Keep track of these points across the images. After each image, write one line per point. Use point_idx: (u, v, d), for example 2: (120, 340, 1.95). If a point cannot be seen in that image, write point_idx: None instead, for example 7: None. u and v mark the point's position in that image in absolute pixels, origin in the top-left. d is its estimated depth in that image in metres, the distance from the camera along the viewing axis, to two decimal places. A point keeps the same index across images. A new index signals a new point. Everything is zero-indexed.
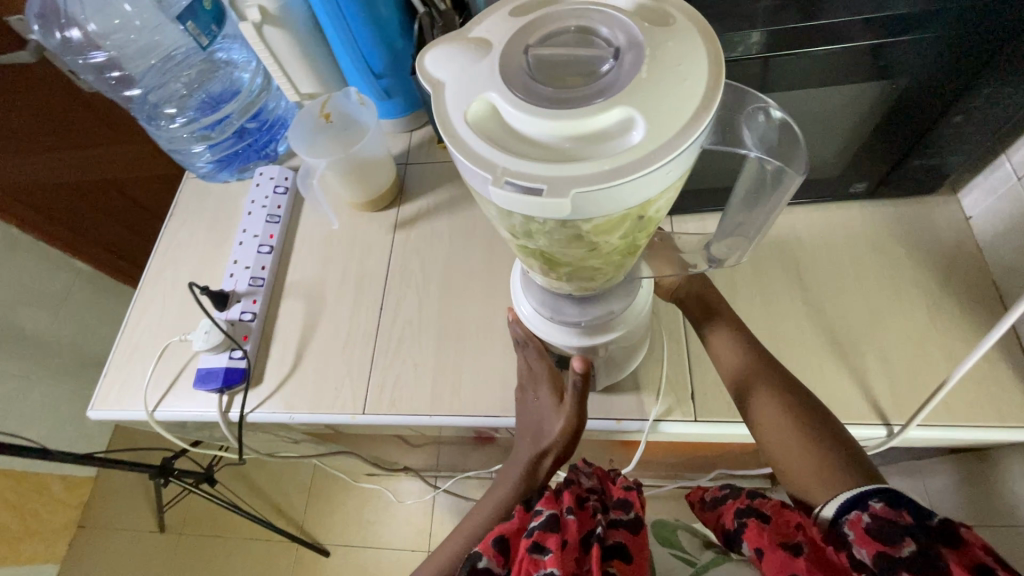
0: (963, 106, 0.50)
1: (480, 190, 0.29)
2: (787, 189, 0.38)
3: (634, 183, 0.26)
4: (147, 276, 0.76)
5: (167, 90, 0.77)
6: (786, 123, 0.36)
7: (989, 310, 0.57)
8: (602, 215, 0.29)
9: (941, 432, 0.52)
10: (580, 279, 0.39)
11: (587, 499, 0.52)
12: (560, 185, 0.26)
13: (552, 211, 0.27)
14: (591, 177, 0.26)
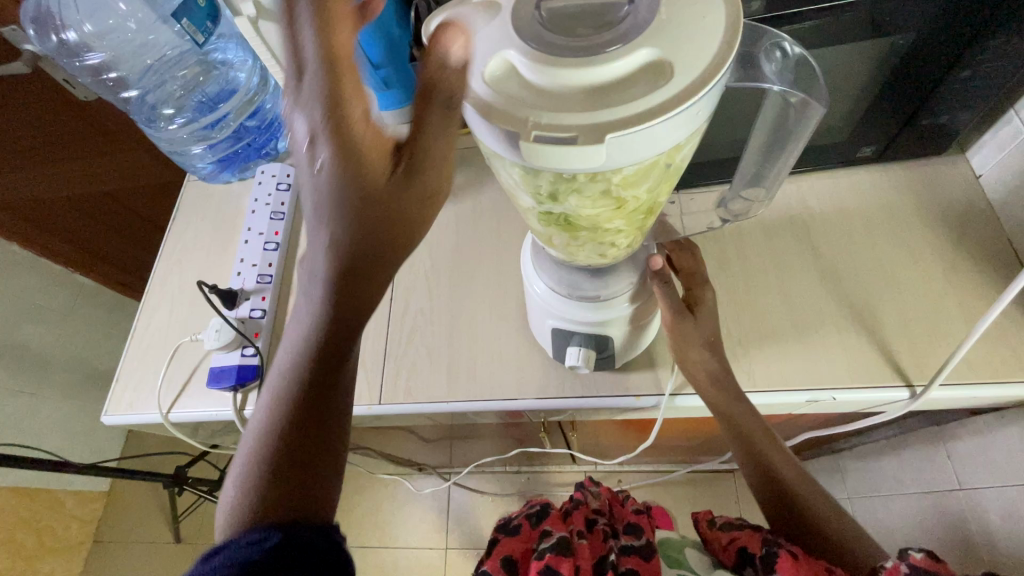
0: (970, 60, 0.50)
1: (505, 148, 0.28)
2: (807, 122, 0.39)
3: (668, 123, 0.25)
4: (154, 279, 0.76)
5: (166, 91, 0.77)
6: (802, 57, 0.38)
7: (1005, 267, 0.57)
8: (631, 163, 0.28)
9: (963, 391, 0.52)
10: (602, 246, 0.37)
11: (597, 521, 0.61)
12: (593, 131, 0.25)
13: (586, 162, 0.26)
14: (624, 121, 0.25)
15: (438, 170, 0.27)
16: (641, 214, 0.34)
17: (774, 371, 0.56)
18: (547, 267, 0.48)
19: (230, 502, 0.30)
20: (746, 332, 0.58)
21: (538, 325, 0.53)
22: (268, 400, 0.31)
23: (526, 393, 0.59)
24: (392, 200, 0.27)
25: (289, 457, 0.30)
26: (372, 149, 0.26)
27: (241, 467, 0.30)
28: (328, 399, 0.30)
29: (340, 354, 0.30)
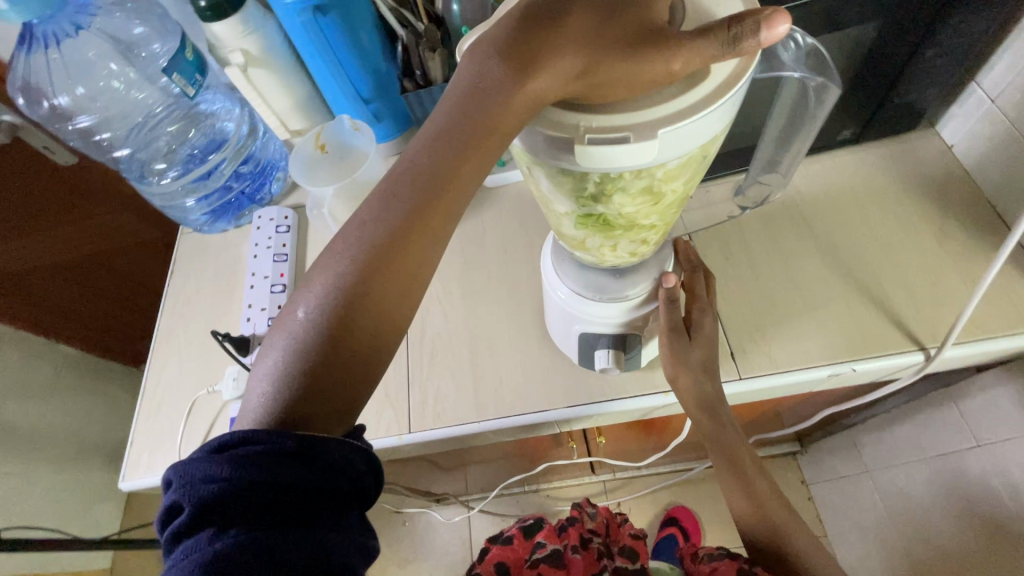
0: (934, 40, 0.54)
1: (551, 154, 0.29)
2: (827, 98, 0.42)
3: (710, 117, 0.27)
4: (158, 335, 0.74)
5: (155, 145, 0.76)
6: (815, 48, 0.40)
7: (991, 227, 0.60)
8: (675, 160, 0.29)
9: (973, 347, 0.55)
10: (634, 244, 0.38)
11: (592, 541, 0.80)
12: (643, 131, 0.26)
13: (637, 161, 0.27)
14: (672, 118, 0.26)
15: (553, 76, 0.25)
16: (674, 208, 0.35)
17: (795, 350, 0.57)
18: (570, 272, 0.49)
19: (259, 391, 0.31)
20: (761, 316, 0.60)
21: (562, 332, 0.54)
22: (312, 288, 0.30)
23: (556, 403, 0.59)
24: (488, 108, 0.26)
25: (316, 367, 0.29)
26: (490, 61, 0.26)
27: (282, 347, 0.30)
28: (364, 325, 0.29)
29: (376, 275, 0.29)
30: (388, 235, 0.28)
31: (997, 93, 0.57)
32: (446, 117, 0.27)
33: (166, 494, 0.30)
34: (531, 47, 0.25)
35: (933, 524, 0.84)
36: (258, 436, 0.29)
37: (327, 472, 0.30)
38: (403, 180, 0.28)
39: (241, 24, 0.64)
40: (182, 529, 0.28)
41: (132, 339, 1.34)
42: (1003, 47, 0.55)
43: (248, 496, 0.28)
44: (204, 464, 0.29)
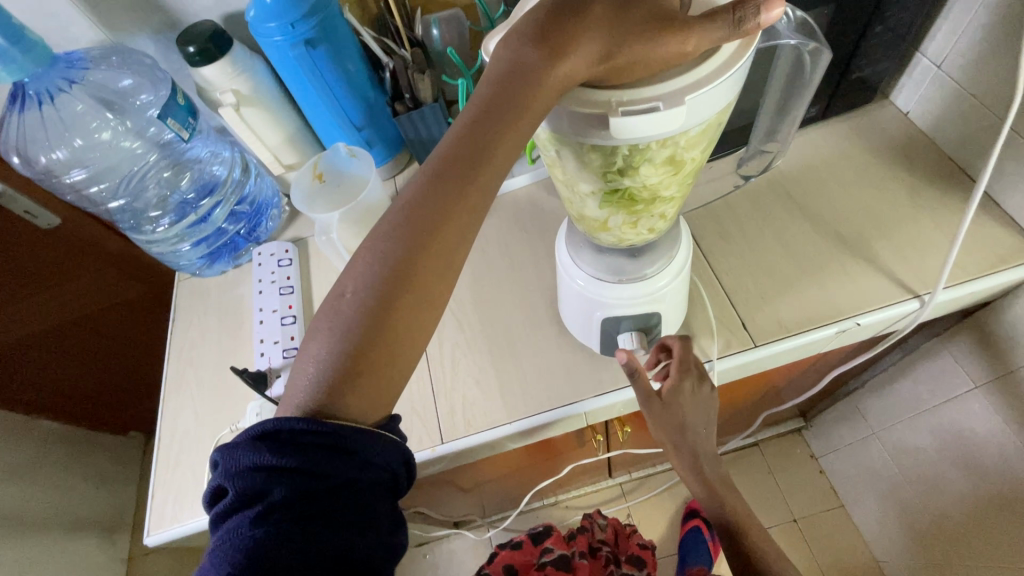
0: (882, 17, 0.59)
1: (579, 134, 0.30)
2: (818, 62, 0.44)
3: (731, 79, 0.28)
4: (167, 383, 0.72)
5: (146, 195, 0.74)
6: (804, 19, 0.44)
7: (955, 181, 0.65)
8: (699, 125, 0.30)
9: (960, 289, 0.59)
10: (651, 218, 0.39)
11: (600, 549, 0.82)
12: (672, 96, 0.27)
13: (668, 126, 0.28)
14: (698, 81, 0.28)
15: (585, 55, 0.27)
16: (689, 177, 0.37)
17: (801, 313, 0.60)
18: (588, 260, 0.50)
19: (309, 372, 0.32)
20: (764, 285, 0.63)
21: (582, 321, 0.56)
22: (357, 265, 0.31)
23: (584, 394, 0.61)
24: (521, 90, 0.27)
25: (366, 344, 0.31)
26: (525, 45, 0.27)
27: (331, 325, 0.31)
28: (406, 303, 0.30)
29: (416, 256, 0.30)
30: (423, 212, 0.29)
31: (941, 60, 0.63)
32: (485, 98, 0.28)
33: (214, 469, 0.33)
34: (564, 24, 0.27)
35: (945, 473, 0.87)
36: (299, 429, 0.31)
37: (362, 463, 0.33)
38: (438, 161, 0.29)
39: (230, 66, 0.65)
40: (231, 503, 0.32)
41: (121, 403, 1.28)
42: (941, 18, 0.61)
43: (292, 482, 0.31)
44: (251, 447, 0.31)
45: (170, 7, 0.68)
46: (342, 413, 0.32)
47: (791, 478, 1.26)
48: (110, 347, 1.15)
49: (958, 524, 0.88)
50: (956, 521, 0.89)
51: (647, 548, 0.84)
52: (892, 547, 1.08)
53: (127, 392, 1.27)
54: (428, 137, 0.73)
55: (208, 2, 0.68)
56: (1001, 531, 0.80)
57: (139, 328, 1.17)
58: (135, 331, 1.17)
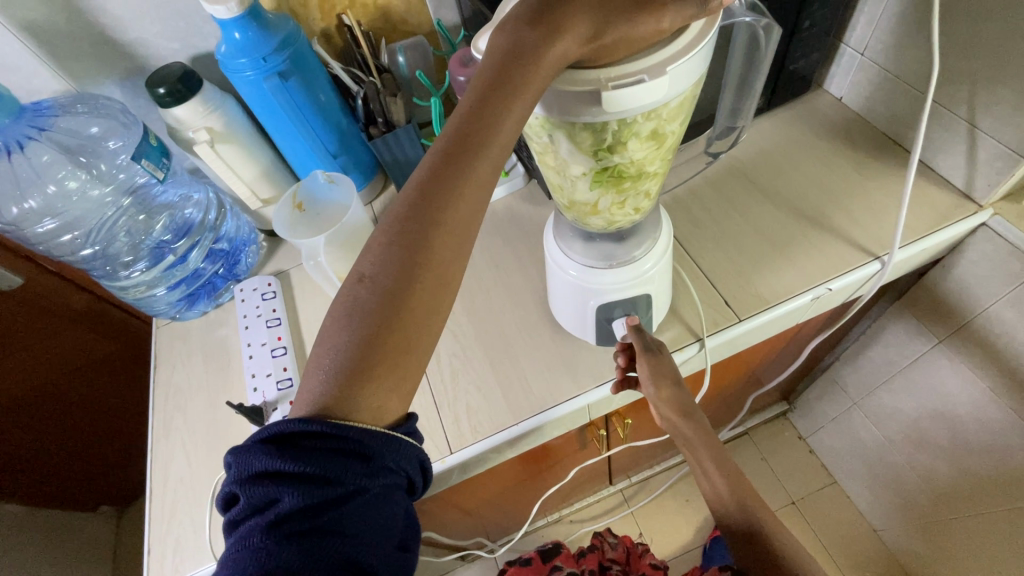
0: (808, 12, 0.66)
1: (575, 113, 0.34)
2: (773, 40, 0.47)
3: (701, 52, 0.34)
4: (155, 432, 0.68)
5: (118, 241, 0.72)
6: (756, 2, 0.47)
7: (893, 153, 0.72)
8: (677, 95, 0.35)
9: (915, 246, 0.65)
10: (637, 194, 0.46)
11: (610, 568, 0.79)
12: (655, 69, 0.32)
13: (654, 96, 0.33)
14: (675, 55, 0.32)
15: (575, 36, 0.31)
16: (669, 150, 0.43)
17: (777, 285, 0.64)
18: (578, 249, 0.54)
19: (324, 367, 0.32)
20: (739, 264, 0.67)
21: (576, 312, 0.59)
22: (373, 248, 0.33)
23: (586, 386, 0.62)
24: (522, 66, 0.31)
25: (384, 325, 0.32)
26: (523, 29, 0.31)
27: (348, 312, 0.32)
28: (424, 278, 0.32)
29: (432, 229, 0.32)
30: (438, 187, 0.32)
31: (864, 48, 0.70)
32: (487, 77, 0.32)
33: (224, 479, 0.32)
34: (554, 12, 0.31)
35: (925, 431, 0.91)
36: (310, 431, 0.31)
37: (375, 468, 0.32)
38: (448, 139, 0.32)
39: (202, 105, 0.66)
40: (241, 512, 0.30)
41: (89, 476, 1.19)
42: (858, 11, 0.68)
43: (302, 489, 0.30)
44: (261, 452, 0.30)
45: (137, 52, 0.70)
46: (373, 402, 0.32)
47: (783, 462, 1.29)
48: (76, 415, 1.06)
49: (946, 478, 0.92)
50: (943, 476, 0.93)
51: (660, 568, 0.80)
52: (889, 514, 1.12)
53: (95, 463, 1.18)
54: (402, 158, 0.74)
55: (174, 45, 0.71)
56: (986, 477, 0.84)
57: (110, 391, 1.09)
58: (105, 395, 1.08)
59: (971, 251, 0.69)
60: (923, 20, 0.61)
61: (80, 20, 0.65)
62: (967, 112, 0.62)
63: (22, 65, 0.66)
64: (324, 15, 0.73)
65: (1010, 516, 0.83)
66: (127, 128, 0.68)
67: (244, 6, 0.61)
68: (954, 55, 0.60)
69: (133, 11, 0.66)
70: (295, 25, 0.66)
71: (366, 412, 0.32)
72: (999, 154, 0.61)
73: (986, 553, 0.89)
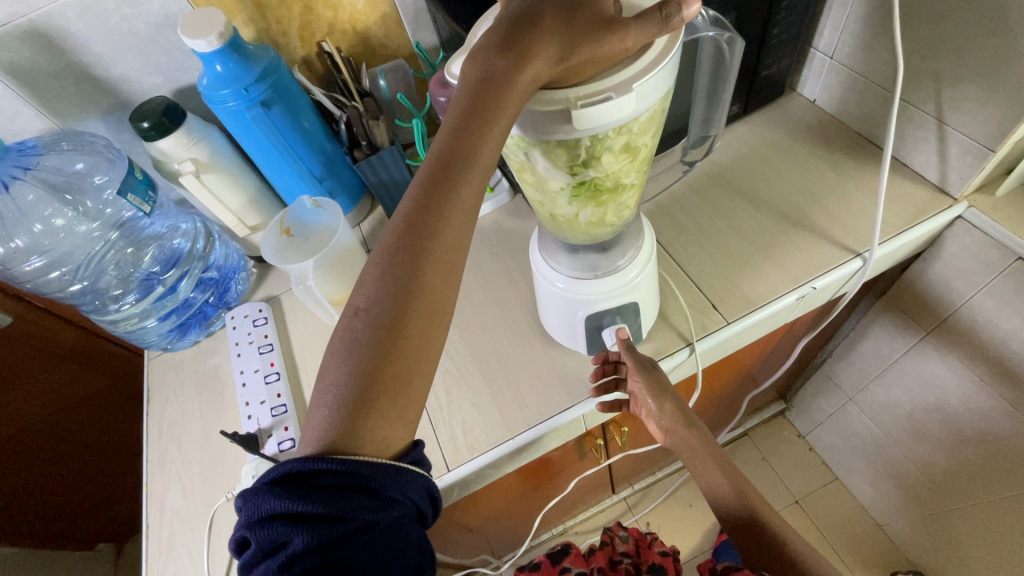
0: (776, 19, 0.67)
1: (547, 131, 0.36)
2: (735, 50, 0.49)
3: (666, 67, 0.35)
4: (150, 467, 0.68)
5: (106, 275, 0.72)
6: (717, 17, 0.48)
7: (869, 152, 0.74)
8: (647, 109, 0.37)
9: (895, 242, 0.66)
10: (617, 206, 0.47)
11: (621, 562, 0.75)
12: (621, 88, 0.33)
13: (624, 111, 0.34)
14: (641, 72, 0.34)
15: (542, 60, 0.32)
16: (644, 160, 0.44)
17: (763, 285, 0.65)
18: (564, 262, 0.54)
19: (326, 403, 0.32)
20: (724, 266, 0.68)
21: (565, 324, 0.59)
22: (367, 281, 0.33)
23: (579, 396, 0.62)
24: (496, 92, 0.32)
25: (383, 355, 0.32)
26: (493, 58, 0.33)
27: (347, 346, 0.33)
28: (417, 304, 0.33)
29: (421, 257, 0.33)
30: (424, 215, 0.33)
31: (832, 51, 0.72)
32: (464, 106, 0.33)
33: (237, 522, 0.32)
34: (523, 40, 0.33)
35: (920, 423, 0.92)
36: (316, 469, 0.31)
37: (382, 500, 0.32)
38: (430, 168, 0.33)
39: (186, 136, 0.67)
40: (254, 555, 0.31)
41: (85, 513, 1.16)
42: (825, 17, 0.71)
43: (311, 527, 0.30)
44: (269, 494, 0.31)
45: (121, 88, 0.71)
46: (374, 433, 0.32)
47: (783, 461, 1.29)
48: (70, 450, 1.05)
49: (944, 469, 0.93)
50: (940, 467, 0.93)
51: (670, 555, 0.77)
52: (892, 508, 1.12)
53: (90, 499, 1.15)
54: (390, 180, 0.75)
55: (157, 79, 0.72)
56: (983, 467, 0.85)
57: (103, 424, 1.07)
58: (100, 428, 1.07)
59: (951, 245, 0.70)
60: (886, 23, 0.63)
61: (62, 59, 0.66)
62: (935, 108, 0.63)
63: (6, 106, 0.67)
64: (304, 43, 0.75)
65: (1007, 503, 0.84)
66: (111, 163, 0.69)
67: (224, 39, 0.61)
68: (919, 55, 0.62)
69: (115, 48, 0.67)
70: (275, 54, 0.67)
71: (372, 444, 0.32)
72: (970, 149, 0.62)
73: (989, 542, 0.90)
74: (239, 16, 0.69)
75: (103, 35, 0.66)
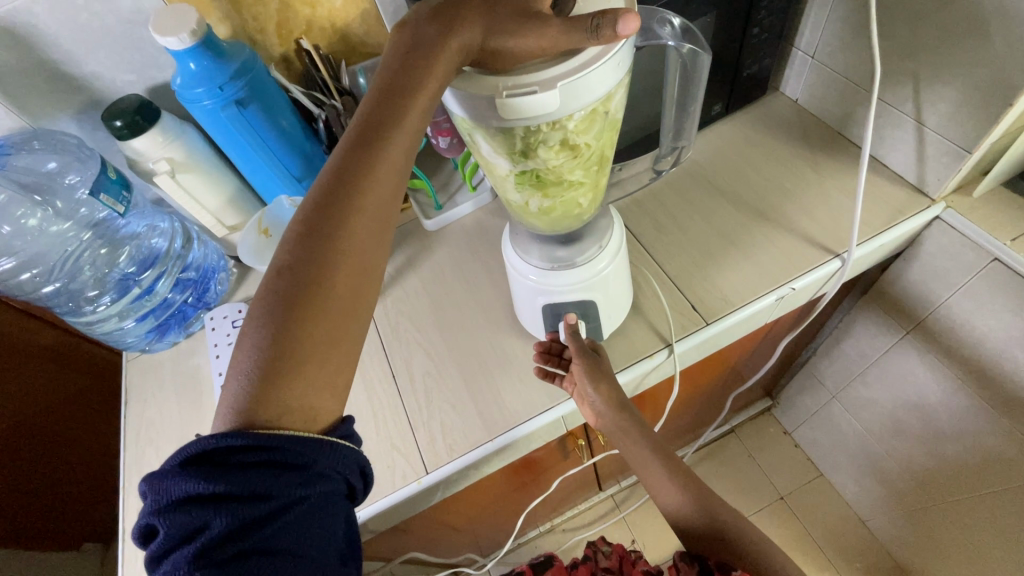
0: (756, 18, 0.67)
1: (481, 117, 0.39)
2: (702, 65, 0.49)
3: (599, 71, 0.36)
4: (127, 470, 0.67)
5: (83, 275, 0.71)
6: (686, 27, 0.48)
7: (849, 152, 0.74)
8: (580, 108, 0.38)
9: (873, 243, 0.66)
10: (568, 203, 0.49)
11: None
12: (546, 83, 0.35)
13: (548, 107, 0.36)
14: (570, 71, 0.35)
15: (466, 36, 0.36)
16: (592, 161, 0.46)
17: (741, 286, 0.65)
18: (535, 253, 0.55)
19: (243, 370, 0.34)
20: (701, 264, 0.68)
21: (529, 309, 0.60)
22: (289, 240, 0.35)
23: (557, 397, 0.62)
24: (422, 56, 0.36)
25: (304, 313, 0.34)
26: (421, 28, 0.37)
27: (269, 304, 0.34)
28: (342, 264, 0.36)
29: (345, 214, 0.36)
30: (349, 169, 0.36)
31: (813, 51, 0.72)
32: (391, 72, 0.37)
33: (142, 512, 0.31)
34: (451, 15, 0.37)
35: (902, 421, 0.93)
36: (233, 448, 0.32)
37: (308, 475, 0.33)
38: (357, 126, 0.37)
39: (160, 135, 0.66)
40: (163, 546, 0.30)
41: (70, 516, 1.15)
42: (806, 16, 0.71)
43: (231, 509, 0.30)
44: (182, 478, 0.31)
45: (93, 85, 0.70)
46: (304, 403, 0.34)
47: (769, 458, 1.30)
48: (52, 452, 1.04)
49: (926, 468, 0.93)
50: (921, 464, 0.94)
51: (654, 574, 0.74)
52: (875, 504, 1.13)
53: (74, 502, 1.14)
54: None
55: (130, 77, 0.71)
56: (963, 465, 0.86)
57: (85, 426, 1.06)
58: (83, 429, 1.07)
59: (928, 245, 0.71)
60: (866, 23, 0.63)
61: (31, 56, 0.64)
62: (913, 109, 0.64)
63: None
64: (282, 41, 0.74)
65: (987, 501, 0.85)
66: (83, 163, 0.68)
67: (197, 36, 0.60)
68: (897, 56, 0.62)
69: (87, 45, 0.66)
70: (251, 52, 0.66)
71: (299, 414, 0.34)
72: (946, 150, 0.62)
73: (970, 539, 0.91)
74: (214, 13, 0.68)
75: (73, 32, 0.64)
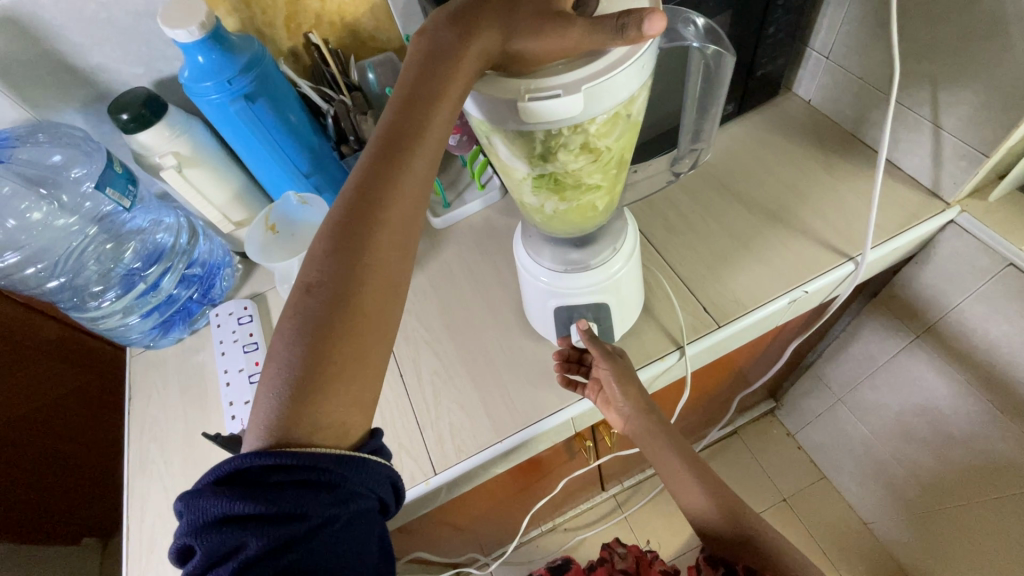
0: (772, 17, 0.66)
1: (502, 120, 0.38)
2: (725, 65, 0.48)
3: (624, 74, 0.35)
4: (132, 467, 0.66)
5: (87, 270, 0.70)
6: (709, 27, 0.48)
7: (863, 154, 0.73)
8: (603, 112, 0.38)
9: (886, 247, 0.66)
10: (587, 204, 0.48)
11: None
12: (571, 86, 0.35)
13: (572, 110, 0.35)
14: (594, 73, 0.35)
15: (485, 40, 0.35)
16: (613, 165, 0.45)
17: (755, 289, 0.64)
18: (547, 254, 0.54)
19: (274, 388, 0.33)
20: (714, 266, 0.67)
21: (540, 312, 0.60)
22: (316, 257, 0.35)
23: (568, 399, 0.61)
24: (444, 66, 0.35)
25: (333, 329, 0.34)
26: (440, 34, 0.35)
27: (297, 323, 0.34)
28: (371, 281, 0.35)
29: (371, 228, 0.35)
30: (374, 184, 0.35)
31: (828, 51, 0.71)
32: (411, 81, 0.36)
33: (178, 530, 0.32)
34: (471, 20, 0.35)
35: (909, 425, 0.92)
36: (266, 466, 0.31)
37: (341, 494, 0.33)
38: (380, 139, 0.36)
39: (168, 130, 0.65)
40: (201, 564, 0.30)
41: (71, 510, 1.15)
42: (822, 17, 0.70)
43: (266, 529, 0.30)
44: (217, 497, 0.31)
45: (99, 78, 0.69)
46: (333, 421, 0.34)
47: (772, 459, 1.29)
48: (53, 446, 1.03)
49: (932, 472, 0.93)
50: (928, 469, 0.94)
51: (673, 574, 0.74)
52: (879, 507, 1.12)
53: (75, 497, 1.14)
54: None
55: (137, 70, 0.70)
56: (971, 470, 0.85)
57: (86, 420, 1.06)
58: (84, 424, 1.06)
59: (942, 249, 0.70)
60: (884, 23, 0.62)
61: (36, 47, 0.63)
62: (930, 112, 0.63)
63: None
64: (291, 35, 0.73)
65: (995, 507, 0.84)
66: (88, 156, 0.67)
67: (206, 29, 0.59)
68: (915, 58, 0.61)
69: (93, 37, 0.65)
70: (259, 46, 0.65)
71: (329, 433, 0.33)
72: (964, 154, 0.62)
73: (976, 543, 0.90)
74: (222, 5, 0.67)
75: (79, 23, 0.63)
